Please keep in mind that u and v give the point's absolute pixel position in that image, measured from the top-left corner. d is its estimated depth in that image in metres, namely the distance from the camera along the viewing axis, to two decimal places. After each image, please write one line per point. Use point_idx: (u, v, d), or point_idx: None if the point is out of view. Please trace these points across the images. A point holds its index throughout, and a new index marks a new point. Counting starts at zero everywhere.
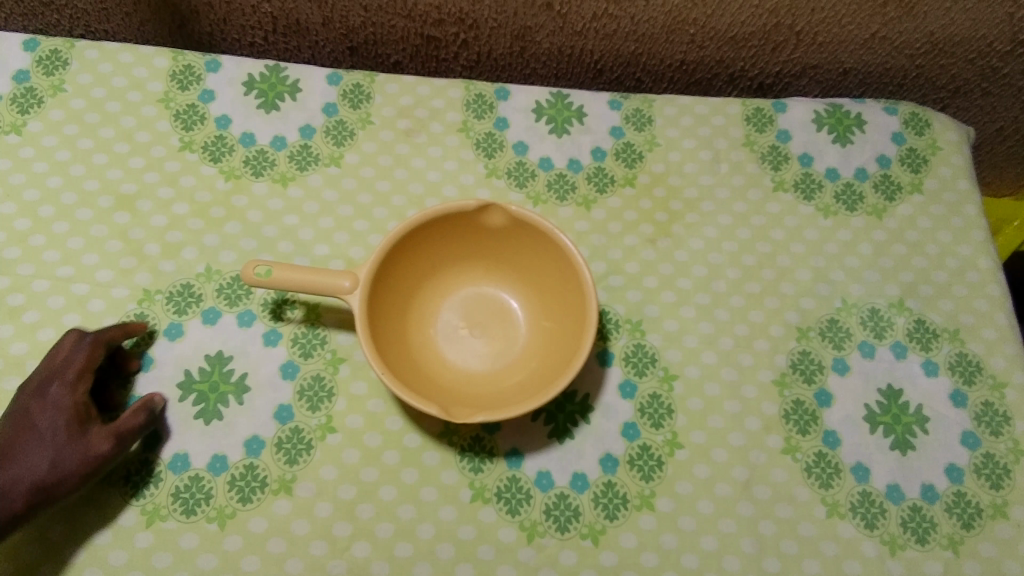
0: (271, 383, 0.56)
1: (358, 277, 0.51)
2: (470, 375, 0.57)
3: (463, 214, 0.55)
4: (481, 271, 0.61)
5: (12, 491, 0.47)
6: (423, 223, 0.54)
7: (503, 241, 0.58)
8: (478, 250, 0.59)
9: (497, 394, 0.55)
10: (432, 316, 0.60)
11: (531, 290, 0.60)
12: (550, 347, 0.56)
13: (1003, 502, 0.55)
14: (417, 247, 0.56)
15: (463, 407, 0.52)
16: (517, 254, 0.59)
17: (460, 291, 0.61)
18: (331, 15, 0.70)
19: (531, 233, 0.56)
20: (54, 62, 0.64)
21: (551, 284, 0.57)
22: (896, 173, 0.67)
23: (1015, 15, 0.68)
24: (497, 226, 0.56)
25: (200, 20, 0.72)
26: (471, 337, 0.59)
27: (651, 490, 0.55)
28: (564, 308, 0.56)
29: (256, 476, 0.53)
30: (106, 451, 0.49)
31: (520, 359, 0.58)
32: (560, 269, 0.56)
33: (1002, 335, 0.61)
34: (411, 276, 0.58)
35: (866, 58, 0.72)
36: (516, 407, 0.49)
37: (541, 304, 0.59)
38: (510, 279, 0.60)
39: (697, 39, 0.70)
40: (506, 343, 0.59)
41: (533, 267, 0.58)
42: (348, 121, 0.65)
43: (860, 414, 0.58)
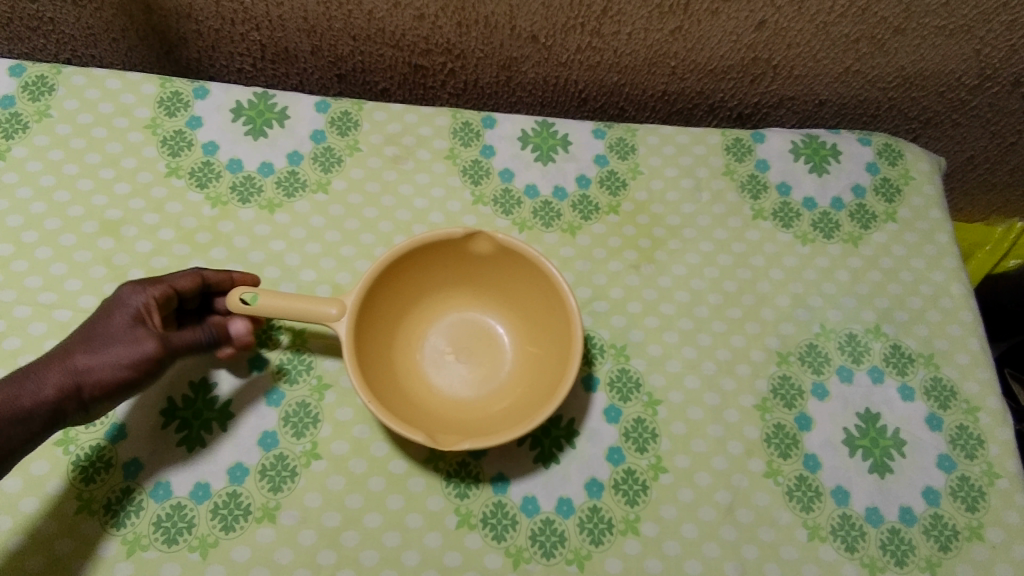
0: (255, 409, 0.56)
1: (346, 305, 0.51)
2: (457, 401, 0.58)
3: (450, 241, 0.56)
4: (467, 297, 0.61)
5: (47, 370, 0.46)
6: (411, 250, 0.55)
7: (489, 268, 0.59)
8: (464, 276, 0.60)
9: (484, 421, 0.55)
10: (419, 342, 0.60)
11: (517, 316, 0.60)
12: (537, 373, 0.57)
13: (980, 525, 0.56)
14: (404, 273, 0.57)
15: (450, 434, 0.52)
16: (503, 281, 0.59)
17: (447, 317, 0.61)
18: (320, 43, 0.71)
19: (517, 260, 0.57)
20: (40, 88, 0.64)
21: (538, 310, 0.58)
22: (871, 203, 0.69)
23: (982, 52, 0.71)
24: (483, 253, 0.57)
25: (188, 47, 0.72)
26: (458, 362, 0.60)
27: (635, 515, 0.55)
28: (550, 334, 0.57)
29: (239, 504, 0.52)
30: (149, 351, 0.47)
31: (507, 385, 0.59)
32: (547, 296, 0.57)
33: (975, 360, 0.63)
34: (398, 301, 0.58)
35: (841, 91, 0.75)
36: (503, 435, 0.50)
37: (527, 330, 0.60)
38: (496, 304, 0.61)
39: (678, 71, 0.72)
40: (493, 369, 0.60)
41: (519, 293, 0.59)
42: (336, 148, 0.66)
43: (839, 437, 0.59)
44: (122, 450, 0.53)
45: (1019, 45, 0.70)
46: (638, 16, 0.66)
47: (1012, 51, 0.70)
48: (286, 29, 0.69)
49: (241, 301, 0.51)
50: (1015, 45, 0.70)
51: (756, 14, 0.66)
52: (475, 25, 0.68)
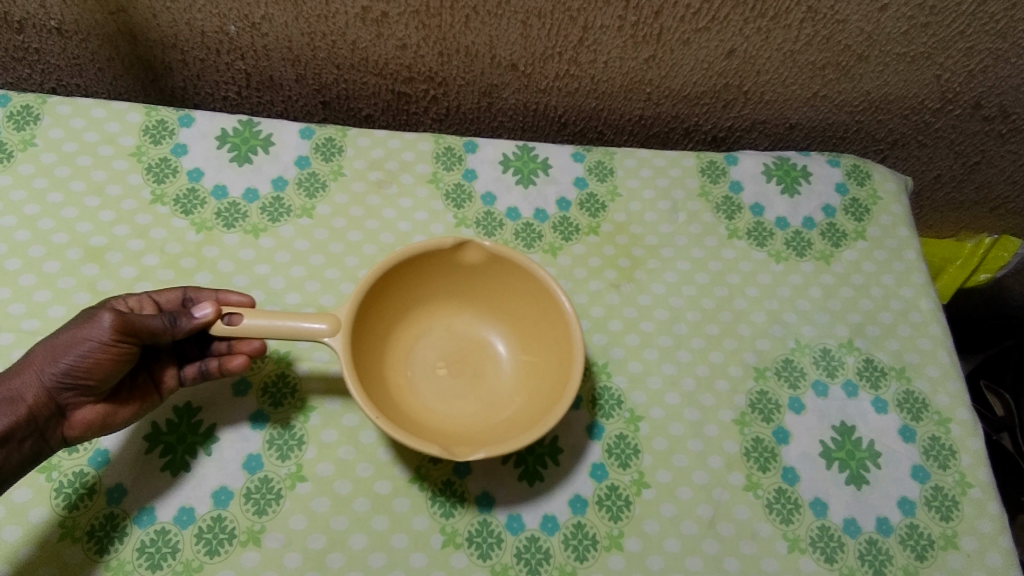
0: (240, 433, 0.56)
1: (339, 319, 0.52)
2: (455, 416, 0.58)
3: (438, 251, 0.57)
4: (455, 310, 0.62)
5: (21, 366, 0.49)
6: (400, 262, 0.56)
7: (477, 278, 0.60)
8: (451, 289, 0.61)
9: (486, 433, 0.55)
10: (408, 358, 0.60)
11: (508, 325, 0.62)
12: (536, 381, 0.58)
13: (954, 533, 0.58)
14: (393, 285, 0.57)
15: (457, 446, 0.52)
16: (493, 291, 0.61)
17: (436, 331, 0.62)
18: (304, 72, 0.72)
19: (505, 266, 0.58)
20: (25, 118, 0.65)
21: (530, 316, 0.59)
22: (841, 222, 0.71)
23: (942, 77, 0.74)
24: (471, 262, 0.58)
25: (173, 76, 0.74)
26: (450, 376, 0.60)
27: (619, 530, 0.56)
28: (546, 340, 0.58)
29: (224, 528, 0.52)
30: (102, 320, 0.48)
31: (505, 396, 0.59)
32: (540, 301, 0.58)
33: (945, 372, 0.65)
34: (388, 315, 0.59)
35: (810, 115, 0.78)
36: (514, 440, 0.50)
37: (520, 339, 0.61)
38: (485, 315, 0.62)
39: (654, 97, 0.75)
40: (487, 381, 0.60)
41: (510, 301, 0.60)
42: (320, 173, 0.67)
43: (816, 450, 0.60)
44: (105, 476, 0.53)
45: (977, 70, 0.73)
46: (613, 45, 0.68)
47: (971, 75, 0.74)
48: (270, 58, 0.71)
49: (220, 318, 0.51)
50: (973, 71, 0.73)
51: (726, 43, 0.68)
52: (456, 54, 0.70)
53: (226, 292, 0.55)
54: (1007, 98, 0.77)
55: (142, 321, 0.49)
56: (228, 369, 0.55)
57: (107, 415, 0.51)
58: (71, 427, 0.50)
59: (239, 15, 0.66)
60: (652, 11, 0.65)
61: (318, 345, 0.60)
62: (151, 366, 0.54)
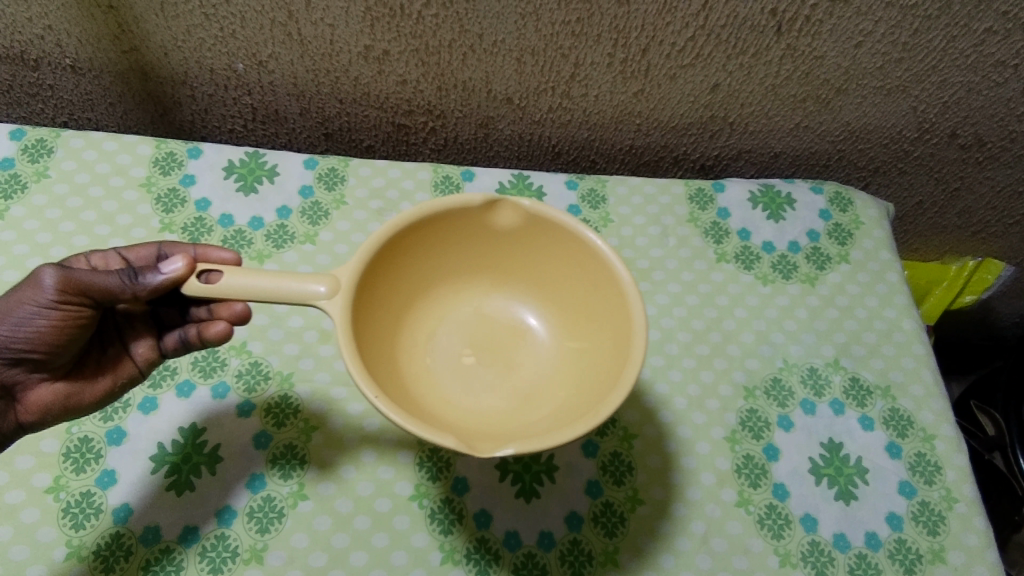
0: (245, 453, 0.58)
1: (341, 282, 0.46)
2: (487, 410, 0.54)
3: (471, 213, 0.53)
4: (488, 291, 0.59)
5: None
6: (428, 222, 0.52)
7: (513, 252, 0.56)
8: (483, 265, 0.58)
9: (516, 429, 0.50)
10: (433, 344, 0.57)
11: (551, 307, 0.58)
12: (582, 368, 0.54)
13: (941, 548, 0.59)
14: (418, 252, 0.54)
15: (487, 440, 0.47)
16: (530, 268, 0.57)
17: (466, 313, 0.58)
18: (308, 106, 0.76)
19: (547, 235, 0.54)
20: (40, 151, 0.68)
21: (577, 294, 0.55)
22: (825, 246, 0.74)
23: (918, 108, 0.77)
24: (506, 230, 0.54)
25: (182, 110, 0.77)
26: (481, 364, 0.57)
27: (615, 546, 0.57)
28: (594, 323, 0.54)
29: (228, 546, 0.54)
30: (47, 282, 0.47)
31: (546, 387, 0.55)
32: (588, 275, 0.53)
33: (928, 391, 0.67)
34: (409, 288, 0.55)
35: (794, 144, 0.81)
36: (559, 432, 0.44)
37: (565, 325, 0.57)
38: (522, 294, 0.59)
39: (643, 128, 0.78)
40: (524, 370, 0.57)
41: (552, 277, 0.56)
42: (323, 203, 0.70)
43: (805, 466, 0.62)
44: (111, 496, 0.55)
45: (951, 102, 0.76)
46: (603, 80, 0.72)
47: (945, 107, 0.76)
48: (276, 94, 0.74)
49: (194, 275, 0.46)
50: (947, 102, 0.76)
51: (710, 78, 0.72)
52: (454, 89, 0.73)
53: (204, 249, 0.54)
54: (982, 128, 0.79)
55: (87, 279, 0.48)
56: (207, 337, 0.54)
57: (67, 395, 0.53)
58: (28, 410, 0.52)
59: (247, 54, 0.69)
60: (639, 49, 0.68)
61: (320, 367, 0.62)
62: (128, 340, 0.55)
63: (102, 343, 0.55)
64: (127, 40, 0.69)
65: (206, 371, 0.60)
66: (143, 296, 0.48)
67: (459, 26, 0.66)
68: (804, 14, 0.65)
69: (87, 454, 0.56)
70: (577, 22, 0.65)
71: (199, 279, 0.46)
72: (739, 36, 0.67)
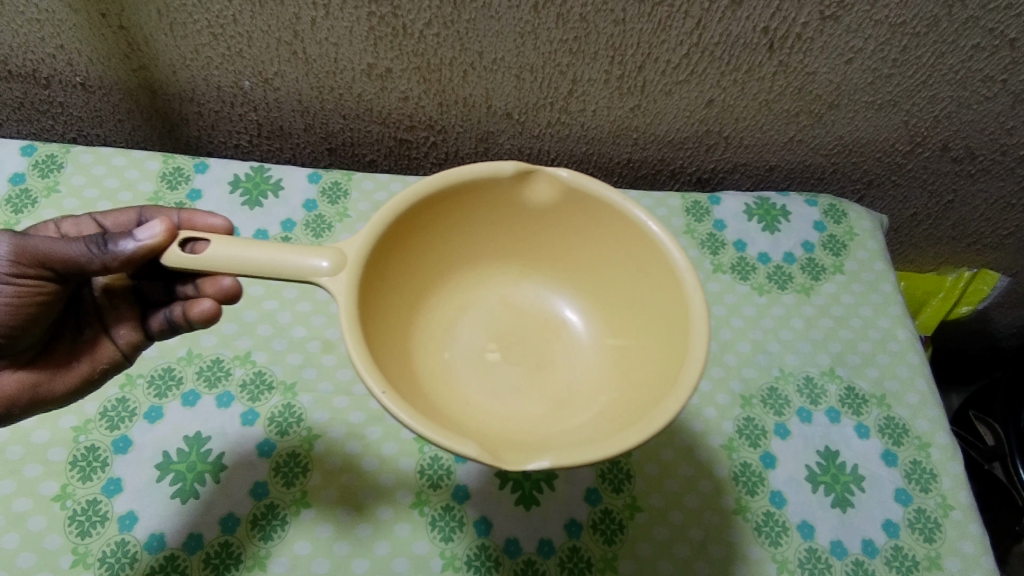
0: (248, 461, 0.58)
1: (346, 257, 0.45)
2: (515, 414, 0.53)
3: (502, 191, 0.53)
4: (518, 280, 0.59)
5: None
6: (452, 197, 0.51)
7: (549, 233, 0.56)
8: (513, 251, 0.58)
9: (546, 438, 0.50)
10: (454, 336, 0.57)
11: (590, 298, 0.58)
12: (626, 367, 0.53)
13: (937, 555, 0.60)
14: (441, 233, 0.53)
15: (515, 446, 0.46)
16: (565, 253, 0.57)
17: (491, 302, 0.58)
18: (313, 122, 0.78)
19: (589, 212, 0.53)
20: (50, 166, 0.70)
21: (619, 284, 0.55)
22: (820, 257, 0.75)
23: (910, 123, 0.78)
24: (544, 206, 0.53)
25: (189, 126, 0.79)
26: (506, 361, 0.57)
27: (613, 553, 0.58)
28: (640, 320, 0.53)
29: (231, 553, 0.55)
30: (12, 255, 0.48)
31: (582, 391, 0.55)
32: (636, 262, 0.52)
33: (923, 399, 0.67)
34: (431, 271, 0.55)
35: (788, 157, 0.83)
36: (604, 441, 0.42)
37: (606, 322, 0.57)
38: (553, 283, 0.59)
39: (640, 142, 0.80)
40: (557, 370, 0.57)
41: (593, 265, 0.56)
42: (326, 216, 0.72)
43: (801, 474, 0.62)
44: (117, 504, 0.55)
45: (942, 116, 0.77)
46: (601, 96, 0.74)
47: (936, 121, 0.77)
48: (281, 110, 0.76)
49: (177, 245, 0.45)
50: (938, 116, 0.77)
51: (705, 94, 0.73)
52: (455, 105, 0.75)
53: (190, 215, 0.58)
54: (973, 141, 0.80)
55: (47, 248, 0.48)
56: (192, 317, 0.55)
57: (34, 384, 0.54)
58: None
59: (253, 72, 0.71)
60: (635, 66, 0.70)
61: (323, 376, 0.63)
62: (105, 322, 0.57)
63: (78, 329, 0.57)
64: (136, 59, 0.71)
65: (210, 381, 0.62)
66: (114, 266, 0.48)
67: (459, 44, 0.67)
68: (795, 32, 0.66)
69: (93, 462, 0.57)
70: (574, 41, 0.67)
71: (184, 250, 0.45)
72: (732, 54, 0.68)
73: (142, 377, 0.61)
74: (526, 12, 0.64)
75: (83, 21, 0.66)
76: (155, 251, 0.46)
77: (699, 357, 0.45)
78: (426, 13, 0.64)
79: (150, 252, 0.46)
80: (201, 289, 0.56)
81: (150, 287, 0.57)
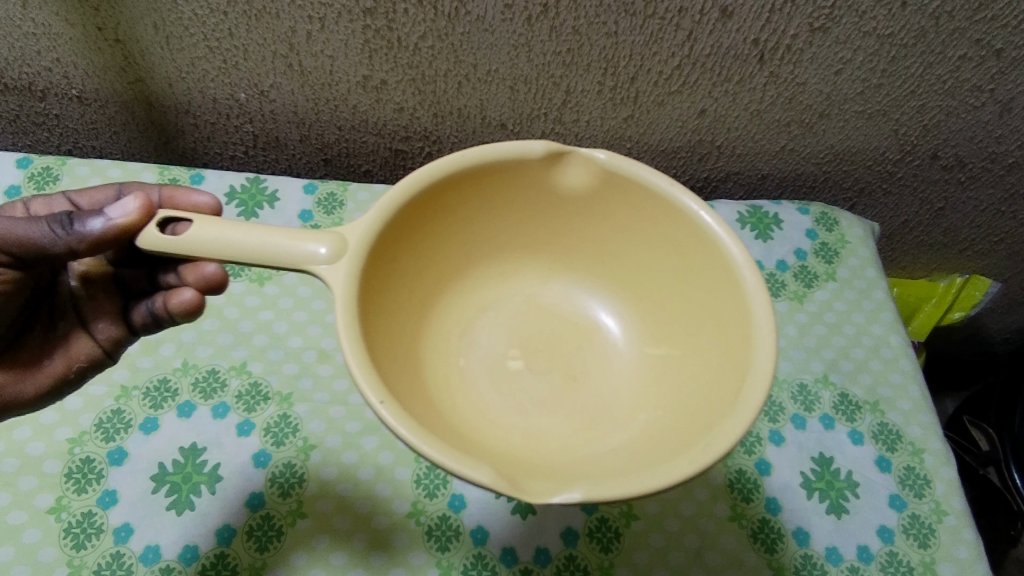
0: (243, 472, 0.58)
1: (347, 243, 0.45)
2: (539, 434, 0.53)
3: (532, 177, 0.53)
4: (545, 279, 0.60)
5: None
6: (475, 181, 0.52)
7: (583, 223, 0.56)
8: (540, 246, 0.59)
9: (570, 461, 0.49)
10: (473, 341, 0.58)
11: (628, 300, 0.58)
12: (670, 378, 0.54)
13: (932, 560, 0.60)
14: (462, 220, 0.54)
15: (534, 471, 0.45)
16: (599, 247, 0.57)
17: (516, 302, 0.60)
18: (308, 133, 0.78)
19: (629, 200, 0.53)
20: (46, 178, 0.71)
21: (659, 283, 0.55)
22: (812, 264, 0.76)
23: (900, 132, 0.79)
24: (578, 190, 0.54)
25: (185, 138, 0.79)
26: (528, 370, 0.57)
27: (610, 562, 0.58)
28: (684, 328, 0.54)
29: (227, 565, 0.54)
30: None
31: (617, 407, 0.55)
32: (684, 258, 0.52)
33: (916, 405, 0.68)
34: (448, 266, 0.56)
35: (781, 166, 0.84)
36: (656, 472, 0.40)
37: (648, 328, 0.57)
38: (582, 281, 0.60)
39: (634, 152, 0.80)
40: (592, 384, 0.57)
41: (630, 262, 0.57)
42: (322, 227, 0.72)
43: (797, 480, 0.63)
44: (112, 515, 0.55)
45: (931, 125, 0.78)
46: (594, 107, 0.74)
47: (926, 129, 0.78)
48: (277, 122, 0.76)
49: (155, 224, 0.45)
50: (927, 125, 0.78)
51: (697, 104, 0.74)
52: (450, 116, 0.75)
53: (171, 194, 0.58)
54: (962, 149, 0.81)
55: (5, 229, 0.48)
56: (172, 309, 0.56)
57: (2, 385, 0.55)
58: None
59: (249, 84, 0.72)
60: (627, 78, 0.71)
61: (318, 387, 0.63)
62: (83, 317, 0.58)
63: (54, 322, 0.58)
64: (132, 72, 0.71)
65: (207, 392, 0.62)
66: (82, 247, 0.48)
67: (454, 56, 0.68)
68: (785, 43, 0.67)
69: (89, 474, 0.57)
70: (568, 53, 0.68)
71: (164, 232, 0.45)
72: (723, 65, 0.69)
73: (138, 389, 0.61)
74: (520, 25, 0.65)
75: (79, 35, 0.67)
76: (129, 232, 0.46)
77: (766, 370, 0.43)
78: (420, 26, 0.65)
79: (122, 233, 0.46)
80: (183, 278, 0.56)
81: (133, 275, 0.58)
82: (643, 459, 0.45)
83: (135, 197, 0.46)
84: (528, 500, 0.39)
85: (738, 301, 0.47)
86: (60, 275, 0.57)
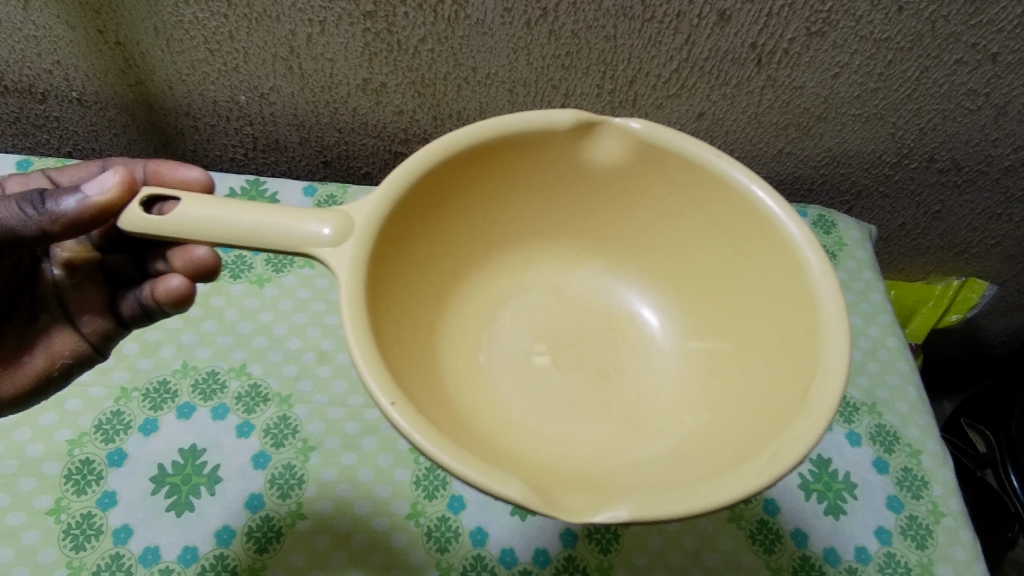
0: (243, 473, 0.58)
1: (352, 225, 0.45)
2: (567, 439, 0.53)
3: (562, 152, 0.54)
4: (573, 267, 0.61)
5: None
6: (502, 156, 0.52)
7: (614, 204, 0.57)
8: (570, 230, 0.59)
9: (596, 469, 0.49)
10: (496, 334, 0.58)
11: (669, 287, 0.59)
12: (718, 373, 0.54)
13: (929, 561, 0.60)
14: (487, 199, 0.55)
15: (563, 481, 0.44)
16: (633, 231, 0.58)
17: (539, 289, 0.61)
18: (308, 136, 0.78)
19: (665, 173, 0.53)
20: None
21: (700, 268, 0.56)
22: None
23: (897, 135, 0.79)
24: (611, 165, 0.54)
25: (185, 140, 0.79)
26: (555, 366, 0.57)
27: (609, 562, 0.58)
28: (732, 317, 0.54)
29: (228, 566, 0.54)
30: None
31: (659, 409, 0.55)
32: (734, 246, 0.53)
33: (913, 407, 0.68)
34: (467, 253, 0.57)
35: (778, 168, 0.84)
36: (711, 487, 0.39)
37: (694, 320, 0.58)
38: (610, 267, 0.61)
39: None
40: (632, 385, 0.57)
41: (668, 245, 0.57)
42: None
43: (795, 482, 0.63)
44: (112, 517, 0.55)
45: (927, 128, 0.78)
46: (592, 110, 0.74)
47: (923, 133, 0.79)
48: (277, 124, 0.77)
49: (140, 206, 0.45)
50: (924, 128, 0.78)
51: (696, 107, 0.74)
52: (449, 118, 0.76)
53: (155, 173, 0.59)
54: (958, 153, 0.81)
55: None
56: (158, 297, 0.56)
57: None
58: None
59: (249, 87, 0.72)
60: (626, 81, 0.71)
61: (317, 388, 0.63)
62: (68, 311, 0.58)
63: (39, 315, 0.59)
64: (132, 74, 0.71)
65: (206, 393, 0.62)
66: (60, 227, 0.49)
67: (453, 59, 0.68)
68: (782, 47, 0.68)
69: (88, 475, 0.57)
70: (566, 56, 0.68)
71: (149, 212, 0.45)
72: (721, 69, 0.70)
73: (137, 391, 0.61)
74: (519, 29, 0.65)
75: (79, 38, 0.67)
76: (108, 209, 0.47)
77: (839, 366, 0.43)
78: (420, 29, 0.65)
79: (102, 210, 0.47)
80: (171, 263, 0.56)
81: (117, 262, 0.58)
82: (683, 473, 0.45)
83: (114, 173, 0.47)
84: (564, 518, 0.38)
85: (798, 283, 0.48)
86: (42, 262, 0.57)
